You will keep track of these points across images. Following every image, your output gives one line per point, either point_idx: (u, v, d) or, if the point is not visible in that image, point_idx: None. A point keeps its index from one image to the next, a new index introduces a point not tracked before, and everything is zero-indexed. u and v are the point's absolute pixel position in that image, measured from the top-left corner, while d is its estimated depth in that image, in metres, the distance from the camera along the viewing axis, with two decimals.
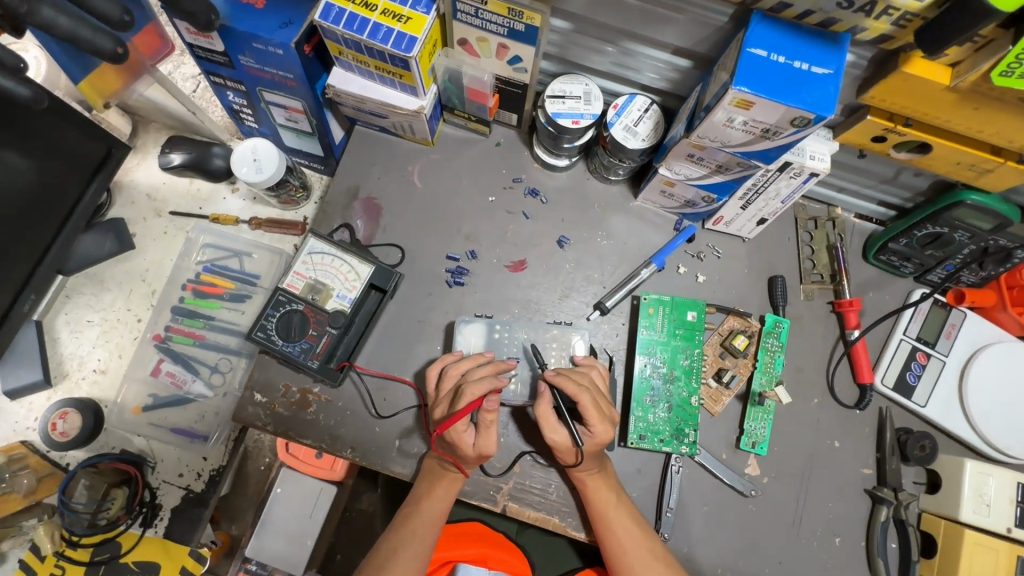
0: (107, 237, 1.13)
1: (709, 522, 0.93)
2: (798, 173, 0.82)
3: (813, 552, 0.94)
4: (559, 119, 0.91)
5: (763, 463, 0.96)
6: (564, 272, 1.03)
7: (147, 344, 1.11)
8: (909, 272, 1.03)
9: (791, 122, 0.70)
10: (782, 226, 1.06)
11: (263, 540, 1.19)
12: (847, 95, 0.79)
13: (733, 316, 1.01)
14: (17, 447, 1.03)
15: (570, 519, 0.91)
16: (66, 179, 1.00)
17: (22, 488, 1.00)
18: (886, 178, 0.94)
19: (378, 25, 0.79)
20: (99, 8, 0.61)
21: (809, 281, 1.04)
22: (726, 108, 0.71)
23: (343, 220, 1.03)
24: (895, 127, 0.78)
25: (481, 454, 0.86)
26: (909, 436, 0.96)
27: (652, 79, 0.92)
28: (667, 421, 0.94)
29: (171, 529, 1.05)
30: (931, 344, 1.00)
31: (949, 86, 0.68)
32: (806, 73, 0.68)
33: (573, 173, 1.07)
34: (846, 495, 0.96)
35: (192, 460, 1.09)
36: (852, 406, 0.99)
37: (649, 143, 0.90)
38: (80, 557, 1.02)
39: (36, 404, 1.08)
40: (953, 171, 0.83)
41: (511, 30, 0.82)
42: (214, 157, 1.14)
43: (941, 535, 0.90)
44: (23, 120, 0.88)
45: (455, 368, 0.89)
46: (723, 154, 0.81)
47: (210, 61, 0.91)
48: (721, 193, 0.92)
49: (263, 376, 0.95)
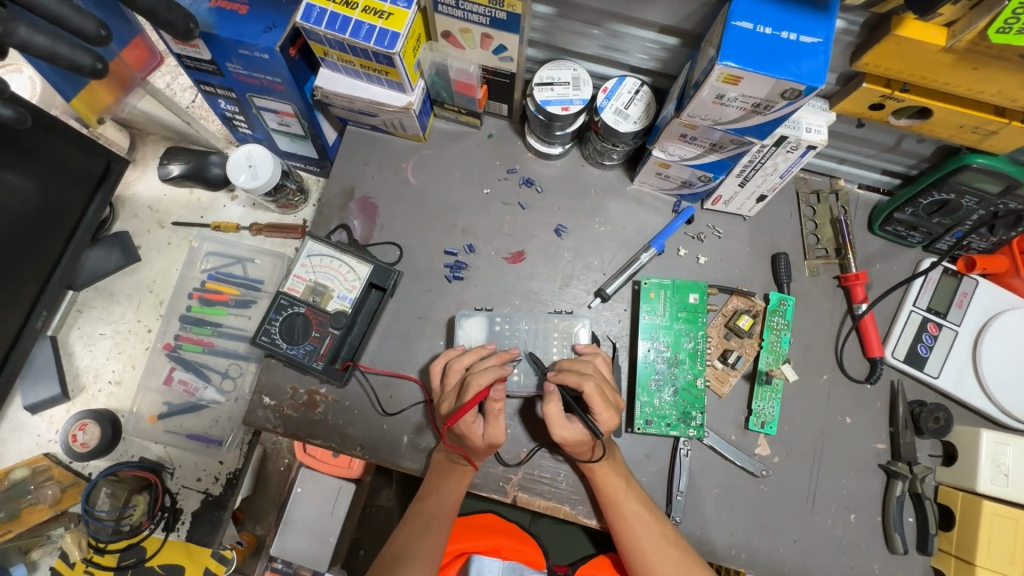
0: (114, 251, 1.15)
1: (721, 504, 0.92)
2: (795, 147, 0.80)
3: (828, 530, 0.92)
4: (549, 107, 0.90)
5: (773, 443, 0.95)
6: (563, 261, 1.02)
7: (158, 353, 1.13)
8: (917, 241, 1.01)
9: (782, 94, 0.68)
10: (784, 202, 1.04)
11: (286, 539, 1.21)
12: (840, 63, 0.77)
13: (737, 296, 1.00)
14: (40, 459, 1.06)
15: (580, 507, 0.92)
16: (69, 195, 1.02)
17: (47, 498, 1.03)
18: (887, 146, 0.91)
19: (360, 23, 0.79)
20: (76, 25, 0.61)
21: (813, 257, 1.02)
22: (714, 85, 0.70)
23: (340, 220, 1.03)
24: (893, 94, 0.76)
25: (491, 444, 0.86)
26: (923, 409, 0.95)
27: (641, 60, 0.90)
28: (674, 404, 0.93)
29: (192, 533, 1.06)
30: (942, 314, 0.98)
31: (945, 48, 0.66)
32: (795, 43, 0.66)
33: (568, 160, 1.06)
34: (860, 471, 0.95)
35: (209, 465, 1.10)
36: (862, 380, 0.98)
37: (642, 125, 0.88)
38: (107, 562, 1.03)
39: (56, 417, 1.10)
40: (956, 135, 0.80)
41: (494, 19, 0.81)
42: (212, 166, 1.15)
43: (960, 507, 0.89)
44: (18, 140, 0.89)
45: (459, 362, 0.89)
46: (716, 133, 0.79)
47: (199, 71, 0.91)
48: (718, 172, 0.90)
49: (270, 379, 0.97)
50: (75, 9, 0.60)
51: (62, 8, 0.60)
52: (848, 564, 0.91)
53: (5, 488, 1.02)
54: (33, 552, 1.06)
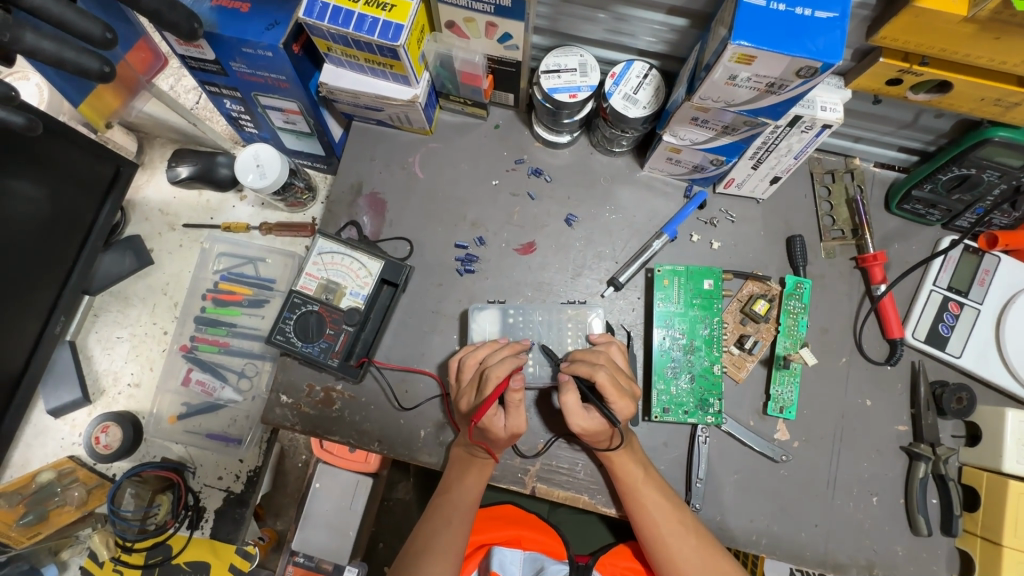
0: (127, 255, 1.17)
1: (741, 491, 0.92)
2: (810, 127, 0.78)
3: (850, 513, 0.92)
4: (556, 94, 0.89)
5: (792, 427, 0.95)
6: (575, 250, 1.01)
7: (175, 355, 1.14)
8: (936, 219, 0.99)
9: (797, 72, 0.66)
10: (798, 183, 1.02)
11: (307, 533, 1.22)
12: (856, 39, 0.75)
13: (752, 281, 0.99)
14: (65, 462, 1.08)
15: (599, 496, 0.91)
16: (81, 201, 1.03)
17: (73, 500, 1.05)
18: (904, 123, 0.89)
19: (363, 16, 0.77)
20: (81, 29, 0.61)
21: (829, 238, 1.00)
22: (726, 65, 0.68)
23: (350, 217, 1.03)
24: (910, 68, 0.73)
25: (514, 434, 0.86)
26: (945, 389, 0.93)
27: (649, 43, 0.88)
28: (691, 392, 0.93)
29: (216, 529, 1.08)
30: (963, 293, 0.96)
31: (967, 17, 0.63)
32: (810, 19, 0.64)
33: (576, 149, 1.04)
34: (880, 453, 0.94)
35: (229, 463, 1.11)
36: (881, 362, 0.96)
37: (652, 109, 0.87)
38: (136, 560, 1.08)
39: (78, 421, 1.12)
40: (978, 108, 0.78)
41: (498, 7, 0.80)
42: (220, 166, 1.15)
43: (985, 487, 0.87)
44: (28, 148, 0.89)
45: (473, 357, 0.89)
46: (728, 115, 0.78)
47: (204, 71, 0.90)
48: (731, 154, 0.88)
49: (286, 377, 0.97)
50: (80, 12, 0.60)
51: (68, 12, 0.59)
52: (871, 547, 0.91)
53: (32, 491, 1.04)
54: (63, 553, 1.08)
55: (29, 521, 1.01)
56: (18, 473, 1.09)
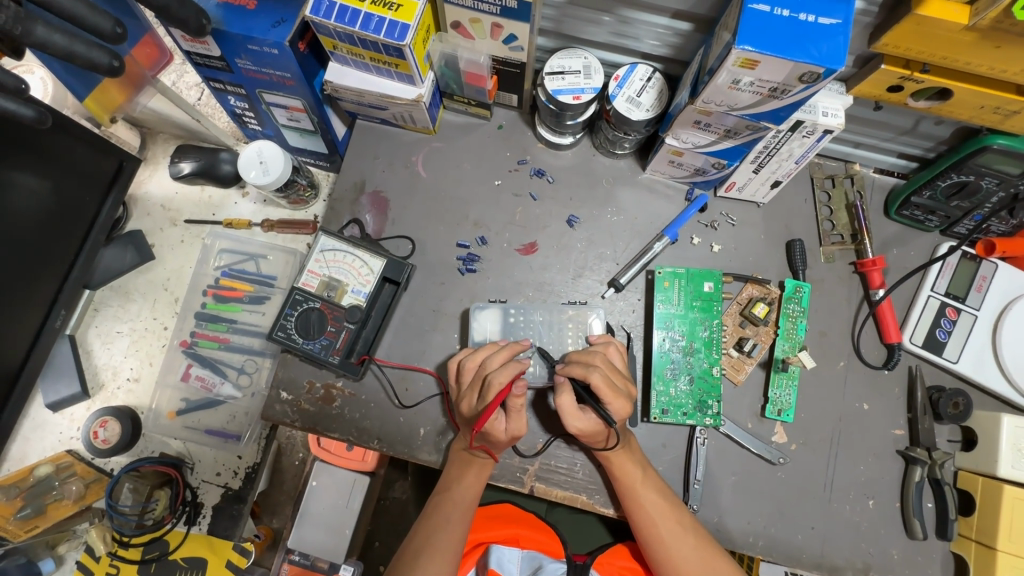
0: (128, 250, 1.16)
1: (740, 493, 0.92)
2: (811, 131, 0.78)
3: (846, 516, 0.92)
4: (560, 96, 0.90)
5: (790, 430, 0.95)
6: (576, 251, 1.02)
7: (175, 351, 1.14)
8: (935, 225, 1.00)
9: (799, 77, 0.67)
10: (798, 188, 1.03)
11: (303, 532, 1.22)
12: (858, 45, 0.76)
13: (752, 284, 0.99)
14: (63, 456, 1.08)
15: (597, 496, 0.92)
16: (82, 195, 1.03)
17: (71, 494, 1.05)
18: (905, 129, 0.90)
19: (370, 15, 0.78)
20: (92, 23, 0.61)
21: (829, 243, 1.01)
22: (730, 70, 0.69)
23: (352, 215, 1.03)
24: (911, 75, 0.74)
25: (514, 436, 0.87)
26: (942, 394, 0.94)
27: (653, 46, 0.89)
28: (690, 393, 0.93)
29: (214, 526, 1.08)
30: (961, 299, 0.97)
31: (968, 26, 0.64)
32: (813, 25, 0.65)
33: (579, 150, 1.05)
34: (877, 456, 0.95)
35: (227, 459, 1.11)
36: (879, 367, 0.97)
37: (655, 113, 0.87)
38: (132, 556, 1.06)
39: (77, 415, 1.12)
40: (978, 116, 0.79)
41: (504, 8, 0.80)
42: (222, 163, 1.16)
43: (980, 492, 0.88)
44: (33, 140, 0.90)
45: (473, 359, 0.89)
46: (730, 118, 0.79)
47: (209, 67, 0.91)
48: (732, 158, 0.89)
49: (287, 374, 0.97)
50: (90, 7, 0.60)
51: (79, 6, 0.59)
52: (866, 550, 0.91)
53: (31, 485, 1.04)
54: (59, 547, 1.08)
55: (27, 514, 1.02)
56: (15, 466, 1.09)
